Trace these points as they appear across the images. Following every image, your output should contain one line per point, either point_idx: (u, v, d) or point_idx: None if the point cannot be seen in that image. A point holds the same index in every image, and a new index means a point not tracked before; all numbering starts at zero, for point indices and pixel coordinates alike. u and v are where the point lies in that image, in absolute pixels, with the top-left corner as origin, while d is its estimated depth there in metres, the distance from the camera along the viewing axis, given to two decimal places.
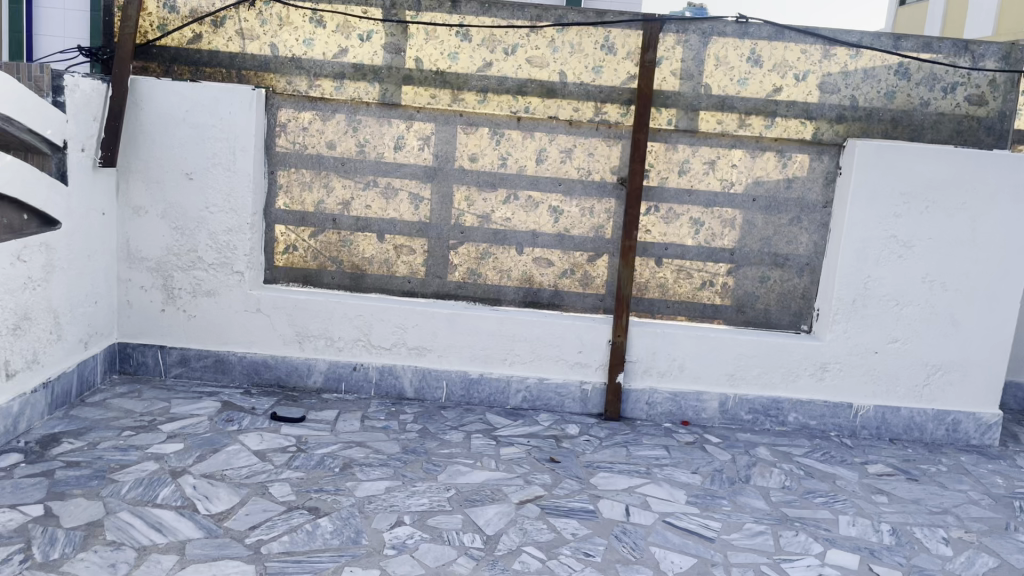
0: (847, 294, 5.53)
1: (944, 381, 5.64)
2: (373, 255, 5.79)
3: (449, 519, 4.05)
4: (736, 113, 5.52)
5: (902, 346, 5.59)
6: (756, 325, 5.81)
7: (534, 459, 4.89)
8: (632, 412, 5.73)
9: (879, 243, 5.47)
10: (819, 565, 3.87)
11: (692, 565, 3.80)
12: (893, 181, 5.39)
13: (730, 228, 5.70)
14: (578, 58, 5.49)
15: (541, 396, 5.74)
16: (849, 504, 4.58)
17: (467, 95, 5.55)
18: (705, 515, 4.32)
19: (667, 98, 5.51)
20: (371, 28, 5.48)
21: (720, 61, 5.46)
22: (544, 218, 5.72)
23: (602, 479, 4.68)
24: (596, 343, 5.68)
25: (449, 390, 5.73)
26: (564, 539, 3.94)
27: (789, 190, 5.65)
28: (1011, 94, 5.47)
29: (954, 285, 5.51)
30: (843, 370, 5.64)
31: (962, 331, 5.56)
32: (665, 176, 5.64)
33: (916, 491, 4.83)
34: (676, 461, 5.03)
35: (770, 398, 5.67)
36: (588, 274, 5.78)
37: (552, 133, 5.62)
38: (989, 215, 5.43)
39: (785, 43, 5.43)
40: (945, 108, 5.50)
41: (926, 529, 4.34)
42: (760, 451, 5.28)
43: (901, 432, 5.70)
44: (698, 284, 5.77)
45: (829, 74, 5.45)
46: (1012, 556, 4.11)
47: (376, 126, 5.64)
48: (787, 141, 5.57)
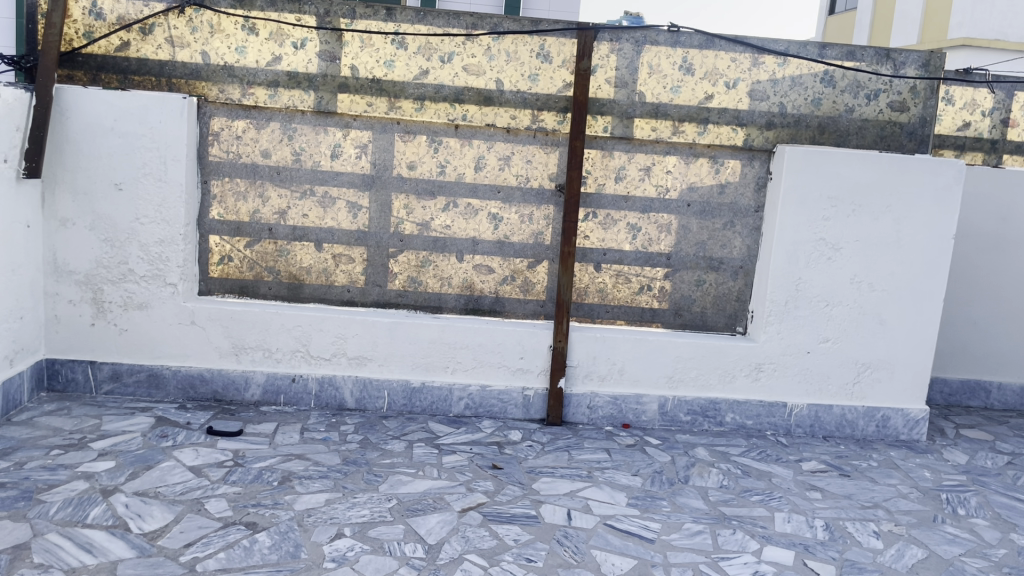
0: (780, 296, 5.67)
1: (874, 379, 5.82)
2: (311, 264, 5.72)
3: (390, 530, 4.02)
4: (669, 121, 5.62)
5: (833, 346, 5.75)
6: (693, 328, 5.92)
7: (477, 466, 4.89)
8: (574, 416, 5.77)
9: (809, 245, 5.62)
10: (755, 562, 3.95)
11: (632, 566, 3.84)
12: (821, 185, 5.55)
13: (666, 233, 5.80)
14: (514, 66, 5.53)
15: (483, 403, 5.74)
16: (784, 501, 4.69)
17: (404, 103, 5.53)
18: (646, 516, 4.37)
19: (603, 105, 5.58)
20: (305, 36, 5.43)
21: (653, 69, 5.56)
22: (483, 225, 5.74)
23: (544, 484, 4.70)
24: (537, 349, 5.71)
25: (391, 399, 5.70)
26: (506, 545, 3.95)
27: (722, 195, 5.77)
28: (931, 100, 5.68)
29: (881, 285, 5.69)
30: (777, 371, 5.77)
31: (889, 330, 5.75)
32: (602, 183, 5.71)
33: (848, 486, 4.97)
34: (617, 464, 5.08)
35: (708, 399, 5.78)
36: (528, 280, 5.81)
37: (490, 141, 5.64)
38: (912, 218, 5.63)
39: (715, 52, 5.55)
40: (869, 114, 5.68)
41: (858, 523, 4.46)
42: (699, 451, 5.37)
43: (833, 430, 5.86)
44: (636, 288, 5.85)
45: (758, 82, 5.60)
46: (940, 547, 4.25)
47: (312, 135, 5.58)
48: (719, 147, 5.69)
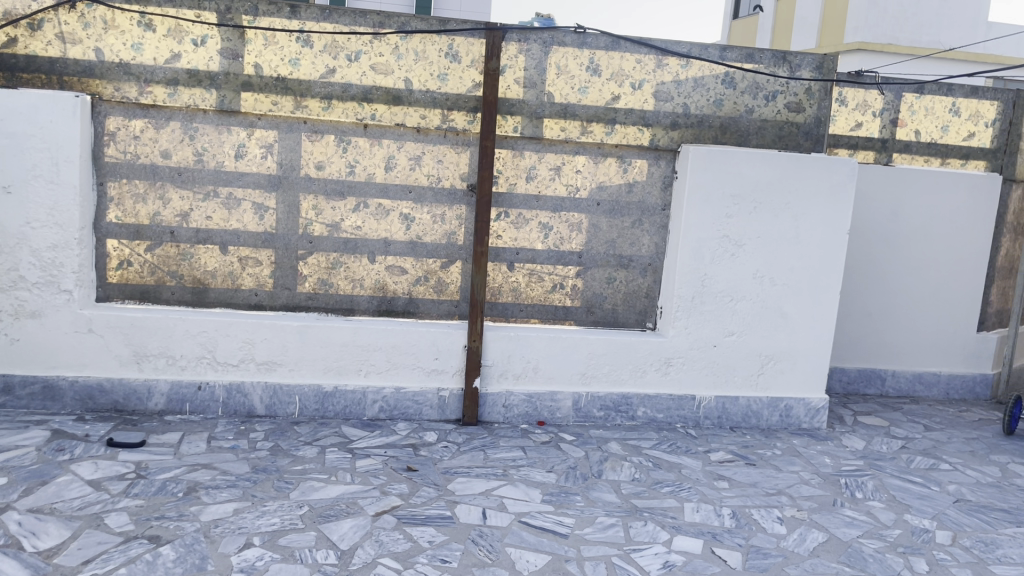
0: (687, 292, 5.81)
1: (777, 370, 6.03)
2: (216, 268, 5.56)
3: (302, 537, 3.95)
4: (578, 121, 5.69)
5: (738, 339, 5.94)
6: (604, 324, 6.01)
7: (391, 469, 4.84)
8: (490, 415, 5.79)
9: (713, 242, 5.79)
10: (665, 553, 4.04)
11: (546, 562, 3.87)
12: (724, 184, 5.72)
13: (577, 232, 5.87)
14: (422, 65, 5.50)
15: (397, 406, 5.70)
16: (693, 492, 4.81)
17: (311, 101, 5.43)
18: (560, 512, 4.42)
19: (513, 105, 5.62)
20: (205, 33, 5.28)
21: (561, 70, 5.62)
22: (395, 225, 5.69)
23: (459, 484, 4.69)
24: (451, 350, 5.70)
25: (302, 405, 5.59)
26: (420, 547, 3.92)
27: (630, 193, 5.88)
28: (825, 101, 5.92)
29: (782, 280, 5.90)
30: (685, 364, 5.92)
31: (790, 322, 5.97)
32: (513, 182, 5.75)
33: (753, 475, 5.14)
34: (532, 461, 5.11)
35: (620, 394, 5.88)
36: (441, 280, 5.79)
37: (400, 140, 5.59)
38: (810, 214, 5.86)
39: (621, 53, 5.66)
40: (768, 114, 5.88)
41: (763, 510, 4.62)
42: (611, 446, 5.46)
43: (740, 420, 6.06)
44: (549, 286, 5.90)
45: (663, 83, 5.73)
46: (839, 530, 4.44)
47: (214, 135, 5.43)
48: (626, 147, 5.80)
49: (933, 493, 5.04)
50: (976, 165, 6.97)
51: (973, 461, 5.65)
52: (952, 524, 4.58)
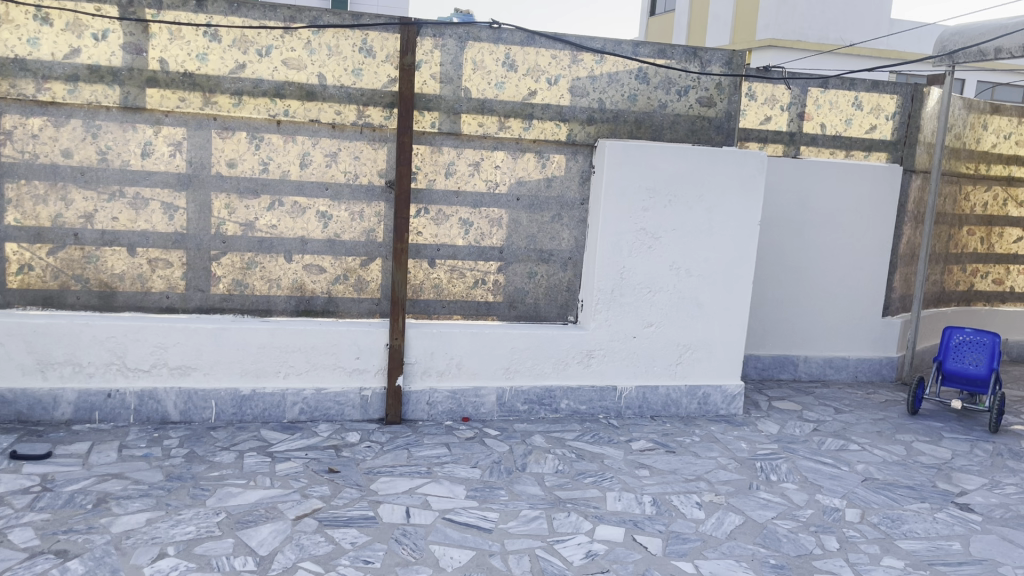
0: (606, 285, 5.89)
1: (694, 359, 6.17)
2: (124, 271, 5.37)
3: (219, 545, 3.85)
4: (495, 116, 5.70)
5: (656, 330, 6.05)
6: (526, 319, 6.04)
7: (312, 471, 4.76)
8: (413, 413, 5.75)
9: (631, 235, 5.88)
10: (588, 542, 4.10)
11: (470, 558, 3.88)
12: (640, 178, 5.82)
13: (498, 227, 5.88)
14: (336, 60, 5.42)
15: (319, 407, 5.61)
16: (615, 481, 4.89)
17: (221, 98, 5.30)
18: (484, 507, 4.43)
19: (429, 101, 5.59)
20: (106, 27, 5.09)
21: (477, 65, 5.61)
22: (312, 224, 5.59)
23: (381, 484, 4.65)
24: (373, 348, 5.64)
25: (219, 409, 5.45)
26: (342, 549, 3.87)
27: (550, 188, 5.92)
28: (735, 95, 6.06)
29: (697, 271, 6.04)
30: (606, 356, 6.00)
31: (706, 312, 6.12)
32: (432, 178, 5.72)
33: (673, 462, 5.25)
34: (456, 457, 5.11)
35: (543, 387, 5.92)
36: (361, 278, 5.71)
37: (315, 137, 5.48)
38: (722, 206, 6.01)
39: (536, 49, 5.68)
40: (680, 109, 6.00)
41: (682, 496, 4.72)
42: (535, 439, 5.49)
43: (660, 409, 6.18)
44: (471, 282, 5.90)
45: (578, 78, 5.78)
46: (755, 512, 4.57)
47: (119, 133, 5.23)
48: (544, 142, 5.83)
49: (843, 473, 5.24)
50: (879, 157, 7.28)
51: (880, 440, 5.90)
52: (861, 502, 4.78)
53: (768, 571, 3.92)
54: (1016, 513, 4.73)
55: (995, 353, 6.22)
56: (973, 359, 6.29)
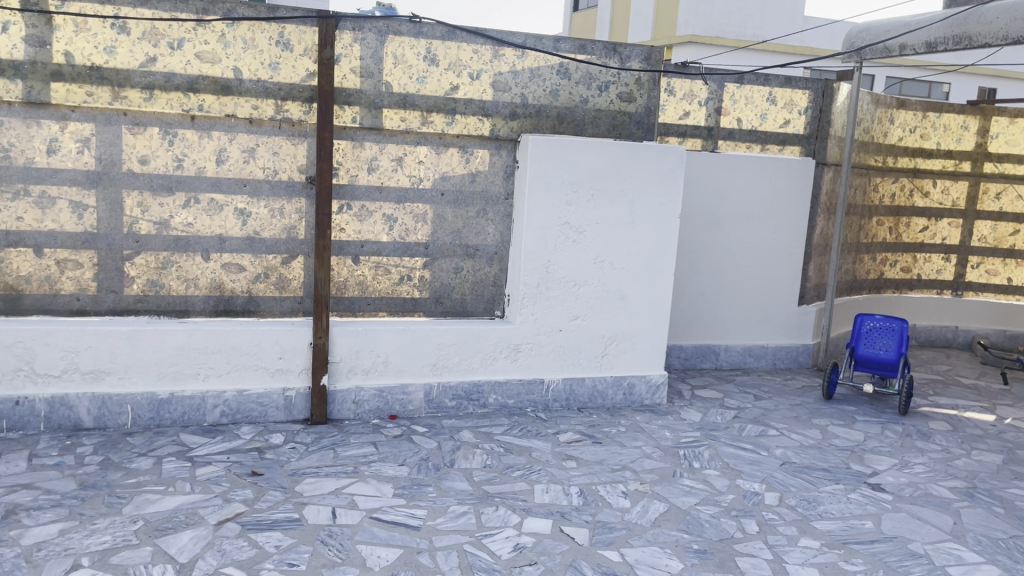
0: (532, 279, 5.92)
1: (619, 351, 6.27)
2: (30, 273, 5.15)
3: (136, 553, 3.73)
4: (418, 111, 5.66)
5: (582, 323, 6.12)
6: (453, 314, 6.03)
7: (234, 475, 4.66)
8: (339, 413, 5.68)
9: (555, 229, 5.92)
10: (516, 536, 4.12)
11: (398, 556, 3.85)
12: (563, 172, 5.86)
13: (422, 223, 5.84)
14: (251, 54, 5.29)
15: (241, 409, 5.48)
16: (543, 473, 4.93)
17: (131, 92, 5.11)
18: (411, 505, 4.40)
19: (350, 95, 5.51)
20: (7, 19, 4.88)
21: (398, 59, 5.57)
22: (230, 221, 5.45)
23: (307, 485, 4.58)
24: (296, 347, 5.54)
25: (136, 414, 5.28)
26: (266, 553, 3.80)
27: (474, 183, 5.91)
28: (654, 91, 6.16)
29: (620, 264, 6.13)
30: (533, 350, 6.04)
31: (630, 304, 6.22)
32: (355, 174, 5.65)
33: (600, 452, 5.32)
34: (383, 456, 5.06)
35: (471, 382, 5.92)
36: (283, 276, 5.61)
37: (231, 132, 5.35)
38: (643, 199, 6.10)
39: (457, 43, 5.66)
40: (601, 104, 6.07)
41: (608, 486, 4.79)
42: (464, 435, 5.49)
43: (587, 401, 6.25)
44: (396, 279, 5.85)
45: (500, 73, 5.79)
46: (679, 499, 4.67)
47: (22, 129, 5.01)
48: (467, 137, 5.82)
49: (763, 458, 5.40)
50: (793, 151, 7.51)
51: (797, 425, 6.10)
52: (779, 486, 4.93)
53: (692, 556, 4.01)
54: (923, 491, 4.95)
55: (903, 338, 6.51)
56: (883, 344, 6.57)
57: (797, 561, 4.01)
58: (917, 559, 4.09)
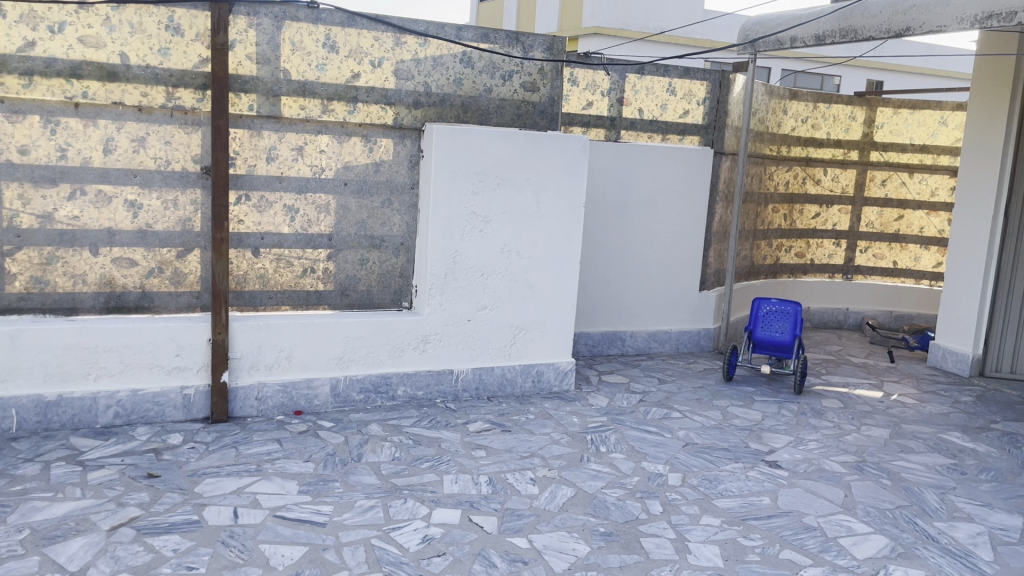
0: (439, 269, 5.88)
1: (527, 339, 6.31)
2: None
3: (21, 564, 3.54)
4: (318, 99, 5.54)
5: (490, 312, 6.12)
6: (359, 306, 5.94)
7: (129, 478, 4.47)
8: (242, 410, 5.52)
9: (462, 219, 5.89)
10: (424, 527, 4.10)
11: (303, 554, 3.77)
12: (468, 162, 5.83)
13: (325, 214, 5.72)
14: (139, 39, 5.07)
15: (136, 409, 5.26)
16: (452, 464, 4.91)
17: (7, 78, 4.84)
18: (317, 501, 4.32)
19: (245, 82, 5.35)
20: None
21: (296, 46, 5.43)
22: (120, 214, 5.21)
23: (207, 486, 4.43)
24: (194, 344, 5.34)
25: (21, 418, 5.00)
26: (163, 557, 3.67)
27: (378, 173, 5.81)
28: (557, 81, 6.20)
29: (527, 253, 6.16)
30: (442, 341, 6.02)
31: (537, 293, 6.26)
32: (252, 163, 5.48)
33: (509, 441, 5.34)
34: (288, 452, 4.95)
35: (379, 375, 5.84)
36: (178, 271, 5.40)
37: (119, 120, 5.11)
38: (549, 189, 6.14)
39: (357, 30, 5.56)
40: (505, 94, 6.07)
41: (517, 473, 4.82)
42: (372, 428, 5.42)
43: (496, 390, 6.27)
44: (299, 271, 5.72)
45: (402, 61, 5.71)
46: (586, 483, 4.74)
47: None
48: (370, 126, 5.72)
49: (666, 440, 5.53)
50: (692, 140, 7.70)
51: (699, 407, 6.27)
52: (682, 466, 5.06)
53: (599, 539, 4.08)
54: (817, 466, 5.18)
55: (797, 320, 6.79)
56: (779, 327, 6.82)
57: (699, 539, 4.13)
58: (811, 532, 4.27)
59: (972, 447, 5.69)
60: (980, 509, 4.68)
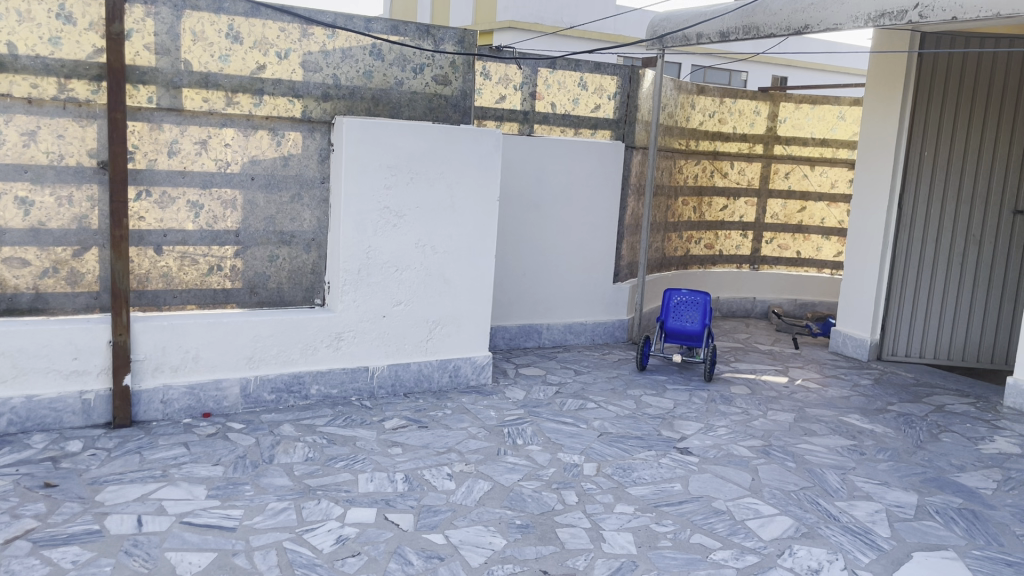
0: (352, 265, 5.79)
1: (443, 334, 6.28)
2: None
3: None
4: (221, 91, 5.37)
5: (405, 308, 6.07)
6: (269, 304, 5.79)
7: (24, 489, 4.25)
8: (146, 414, 5.32)
9: (374, 214, 5.81)
10: (338, 528, 4.03)
11: (211, 560, 3.67)
12: (380, 156, 5.75)
13: (231, 209, 5.56)
14: (27, 27, 4.82)
15: (31, 416, 5.01)
16: (367, 462, 4.86)
17: None
18: (226, 505, 4.20)
19: (144, 73, 5.14)
20: None
21: (197, 36, 5.24)
22: (10, 211, 4.94)
23: (109, 494, 4.26)
24: (93, 347, 5.11)
25: None
26: (61, 570, 3.51)
27: (286, 167, 5.68)
28: (469, 74, 6.17)
29: (442, 247, 6.13)
30: (356, 338, 5.93)
31: (452, 287, 6.24)
32: (153, 157, 5.27)
33: (425, 437, 5.31)
34: (196, 456, 4.79)
35: (291, 374, 5.72)
36: (75, 270, 5.16)
37: (7, 113, 4.84)
38: (462, 183, 6.12)
39: (262, 20, 5.41)
40: (417, 87, 6.00)
41: (434, 469, 4.80)
42: (284, 428, 5.30)
43: (412, 386, 6.22)
44: (205, 269, 5.54)
45: (310, 53, 5.58)
46: (502, 477, 4.76)
47: None
48: (277, 119, 5.58)
49: (582, 430, 5.60)
50: (604, 135, 7.80)
51: (614, 397, 6.37)
52: (597, 456, 5.13)
53: (515, 531, 4.10)
54: (726, 451, 5.33)
55: (706, 310, 6.96)
56: (690, 316, 7.00)
57: (613, 527, 4.19)
58: (720, 515, 4.39)
59: (871, 429, 5.96)
60: (878, 488, 4.91)
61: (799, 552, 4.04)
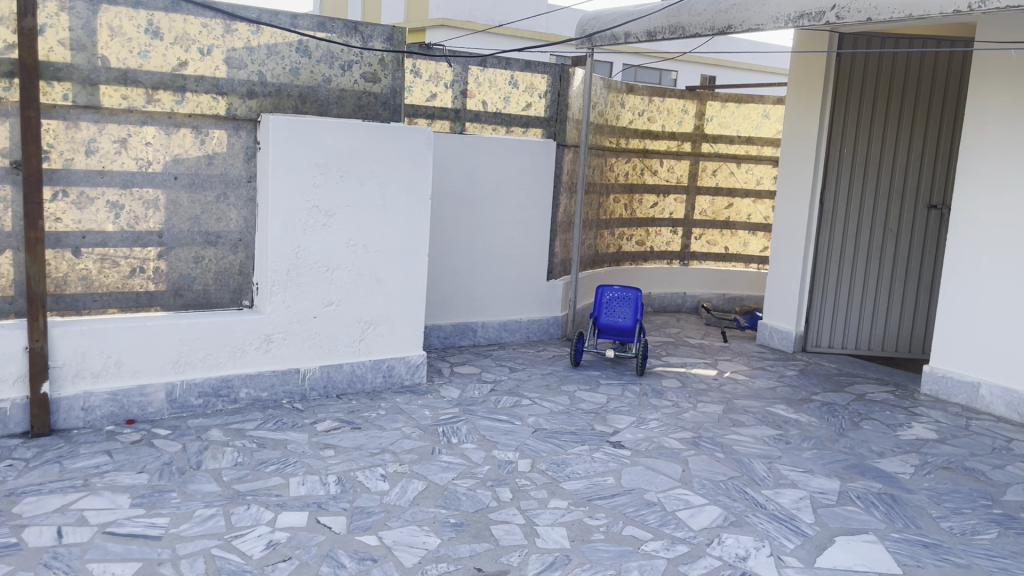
0: (281, 266, 5.70)
1: (376, 334, 6.23)
2: None
3: None
4: (141, 88, 5.22)
5: (337, 308, 6.00)
6: (195, 307, 5.65)
7: None
8: (65, 423, 5.14)
9: (303, 213, 5.73)
10: (268, 533, 3.96)
11: (135, 570, 3.57)
12: (308, 154, 5.67)
13: (153, 210, 5.40)
14: None
15: None
16: (299, 465, 4.78)
17: None
18: (152, 514, 4.08)
19: (58, 70, 4.96)
20: None
21: (114, 31, 5.09)
22: None
23: (26, 505, 4.10)
24: (8, 354, 4.92)
25: None
26: None
27: (211, 166, 5.55)
28: (398, 71, 6.11)
29: (373, 247, 6.07)
30: (286, 339, 5.84)
31: (385, 287, 6.19)
32: (70, 157, 5.09)
33: (358, 438, 5.26)
34: (119, 465, 4.65)
35: (219, 378, 5.60)
36: None
37: None
38: (393, 181, 6.06)
39: (182, 16, 5.28)
40: (345, 84, 5.93)
41: (367, 470, 4.76)
42: (212, 433, 5.18)
43: (345, 387, 6.15)
44: (126, 272, 5.38)
45: (234, 49, 5.47)
46: (436, 476, 4.74)
47: None
48: (201, 117, 5.45)
49: (516, 427, 5.62)
50: (536, 133, 7.84)
51: (548, 393, 6.42)
52: (531, 452, 5.16)
53: (449, 530, 4.09)
54: (657, 444, 5.42)
55: (637, 306, 7.10)
56: (621, 312, 7.13)
57: (547, 522, 4.22)
58: (651, 507, 4.46)
59: (796, 419, 6.13)
60: (802, 476, 5.06)
61: (727, 541, 4.13)
